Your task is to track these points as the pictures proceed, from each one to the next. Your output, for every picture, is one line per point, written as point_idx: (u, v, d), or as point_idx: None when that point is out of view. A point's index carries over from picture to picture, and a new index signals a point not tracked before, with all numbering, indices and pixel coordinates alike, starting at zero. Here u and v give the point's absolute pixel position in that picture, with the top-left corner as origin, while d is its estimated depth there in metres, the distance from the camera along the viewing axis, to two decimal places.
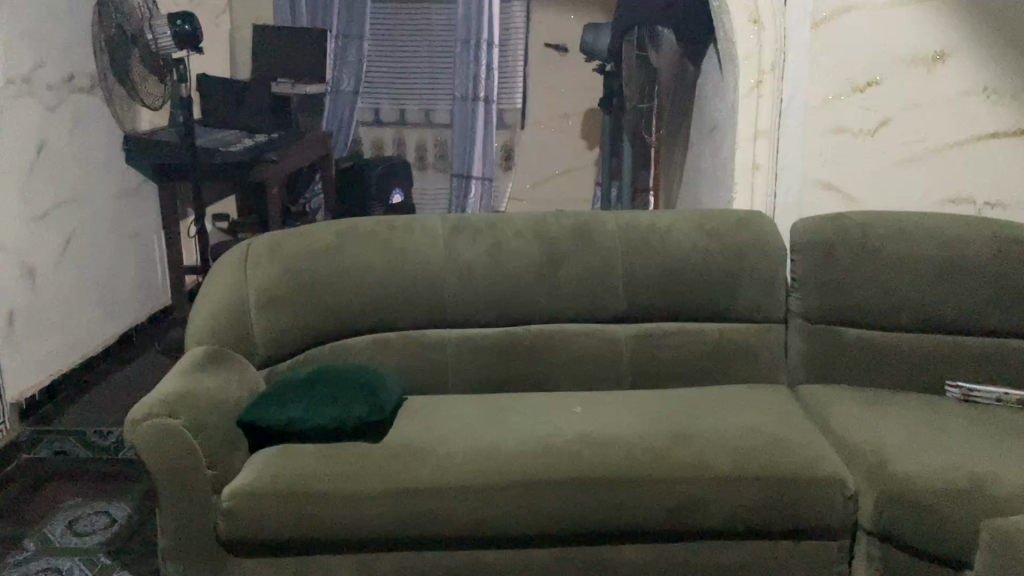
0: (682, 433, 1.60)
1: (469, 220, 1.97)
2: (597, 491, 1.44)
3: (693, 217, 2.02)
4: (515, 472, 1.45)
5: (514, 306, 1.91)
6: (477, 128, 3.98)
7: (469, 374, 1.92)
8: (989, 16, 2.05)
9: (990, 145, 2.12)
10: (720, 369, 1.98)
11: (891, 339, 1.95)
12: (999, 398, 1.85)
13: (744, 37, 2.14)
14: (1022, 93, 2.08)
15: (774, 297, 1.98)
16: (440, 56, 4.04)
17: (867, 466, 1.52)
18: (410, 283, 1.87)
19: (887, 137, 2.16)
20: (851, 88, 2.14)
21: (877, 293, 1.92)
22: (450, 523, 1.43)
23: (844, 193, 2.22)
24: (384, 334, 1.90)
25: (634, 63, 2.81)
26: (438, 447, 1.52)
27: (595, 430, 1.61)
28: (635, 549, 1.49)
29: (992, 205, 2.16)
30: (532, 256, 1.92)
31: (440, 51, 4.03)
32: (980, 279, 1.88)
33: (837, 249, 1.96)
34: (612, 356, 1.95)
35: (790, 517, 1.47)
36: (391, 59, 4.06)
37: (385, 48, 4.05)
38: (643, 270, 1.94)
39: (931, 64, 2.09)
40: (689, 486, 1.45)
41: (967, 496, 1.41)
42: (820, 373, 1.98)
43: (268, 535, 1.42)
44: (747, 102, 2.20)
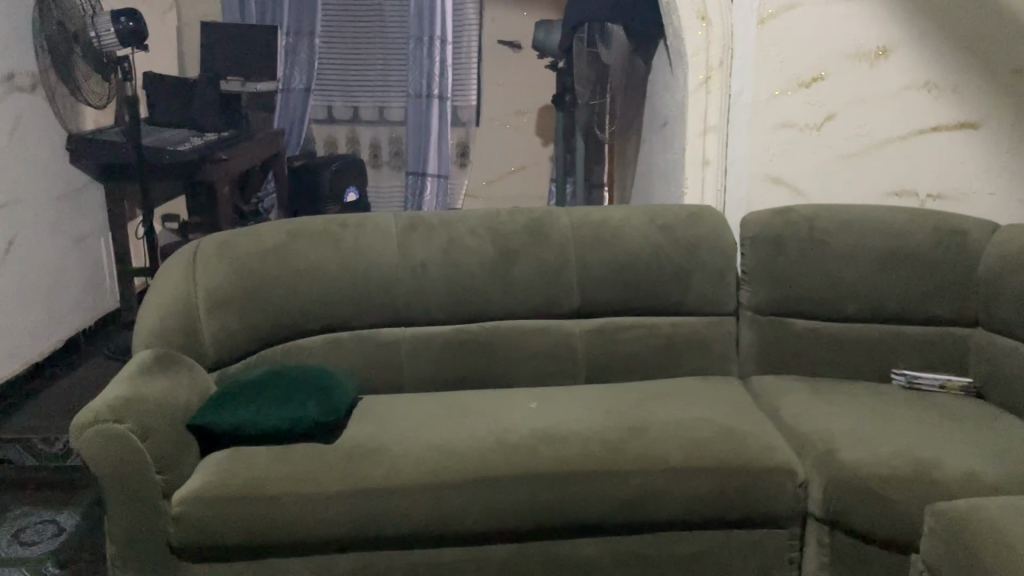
0: (636, 427, 1.62)
1: (422, 218, 1.96)
2: (553, 486, 1.45)
3: (645, 212, 2.04)
4: (471, 469, 1.46)
5: (468, 303, 1.91)
6: (432, 127, 3.89)
7: (423, 373, 1.91)
8: (928, 13, 2.09)
9: (933, 138, 2.16)
10: (673, 362, 2.00)
11: (839, 330, 1.99)
12: (942, 385, 1.91)
13: (692, 34, 2.21)
14: (964, 86, 2.12)
15: (725, 290, 2.01)
16: (393, 52, 4.02)
17: (815, 455, 1.55)
18: (364, 281, 1.86)
19: (832, 131, 2.20)
20: (797, 84, 2.18)
21: (825, 285, 1.96)
22: (407, 522, 1.42)
23: (791, 186, 2.26)
24: (337, 333, 1.89)
25: (585, 57, 2.71)
26: (394, 447, 1.52)
27: (550, 426, 1.62)
28: (591, 543, 1.50)
29: (934, 197, 2.20)
30: (486, 253, 1.92)
31: (394, 48, 4.01)
32: (922, 270, 1.93)
33: (785, 242, 1.99)
34: (566, 351, 1.96)
35: (742, 507, 1.49)
36: (343, 56, 4.02)
37: (337, 45, 4.02)
38: (596, 265, 1.95)
39: (874, 59, 2.14)
40: (644, 478, 1.47)
41: (911, 481, 1.44)
42: (770, 363, 2.02)
43: (221, 540, 1.40)
44: (696, 99, 2.26)
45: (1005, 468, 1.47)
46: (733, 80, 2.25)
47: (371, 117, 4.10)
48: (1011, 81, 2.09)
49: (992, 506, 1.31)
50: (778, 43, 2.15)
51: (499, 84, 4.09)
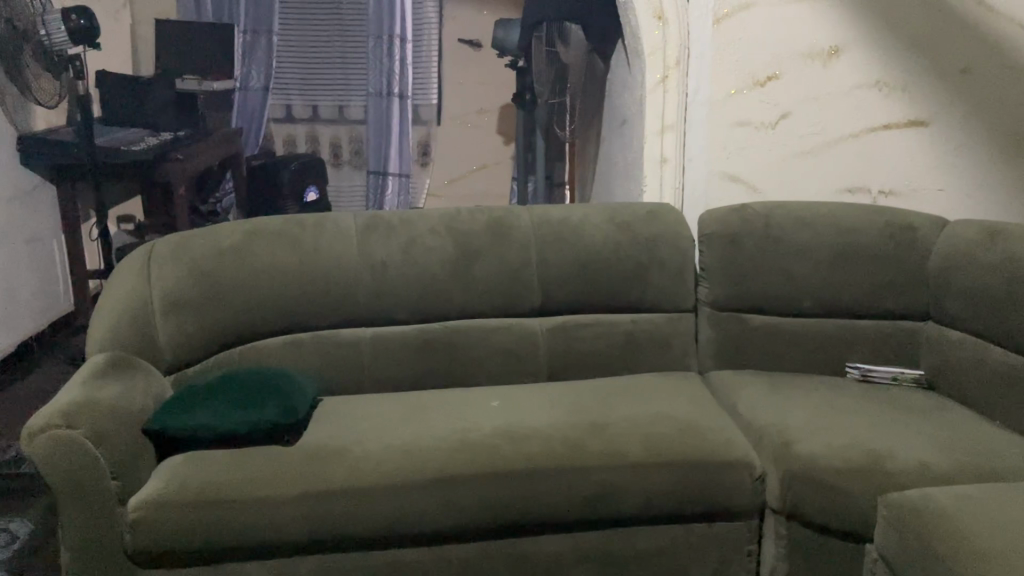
0: (597, 423, 1.63)
1: (382, 217, 1.96)
2: (515, 484, 1.45)
3: (604, 210, 2.05)
4: (433, 469, 1.46)
5: (428, 302, 1.91)
6: (392, 126, 3.86)
7: (385, 373, 1.90)
8: (877, 13, 2.13)
9: (884, 136, 2.20)
10: (633, 359, 2.02)
11: (795, 325, 2.02)
12: (894, 377, 1.96)
13: (649, 34, 2.24)
14: (913, 85, 2.16)
15: (684, 287, 2.03)
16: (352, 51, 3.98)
17: (772, 449, 1.58)
18: (324, 282, 1.85)
19: (787, 129, 2.24)
20: (752, 83, 2.21)
21: (781, 280, 1.99)
22: (369, 522, 1.41)
23: (748, 184, 2.29)
24: (296, 334, 1.88)
25: (543, 57, 2.78)
26: (355, 448, 1.51)
27: (512, 424, 1.63)
28: (553, 540, 1.51)
29: (886, 194, 2.25)
30: (447, 252, 1.92)
31: (352, 46, 3.97)
32: (875, 265, 1.97)
33: (741, 239, 2.02)
34: (527, 349, 1.96)
35: (702, 501, 1.51)
36: (301, 54, 3.99)
37: (295, 43, 3.98)
38: (556, 263, 1.96)
39: (826, 58, 2.18)
40: (606, 474, 1.48)
41: (865, 473, 1.47)
42: (728, 358, 2.04)
43: (179, 545, 1.38)
44: (654, 98, 2.29)
45: (955, 458, 1.51)
46: (689, 79, 2.29)
47: (330, 116, 4.07)
48: (958, 80, 2.12)
49: (942, 495, 1.34)
50: (733, 42, 2.18)
51: (459, 83, 4.08)
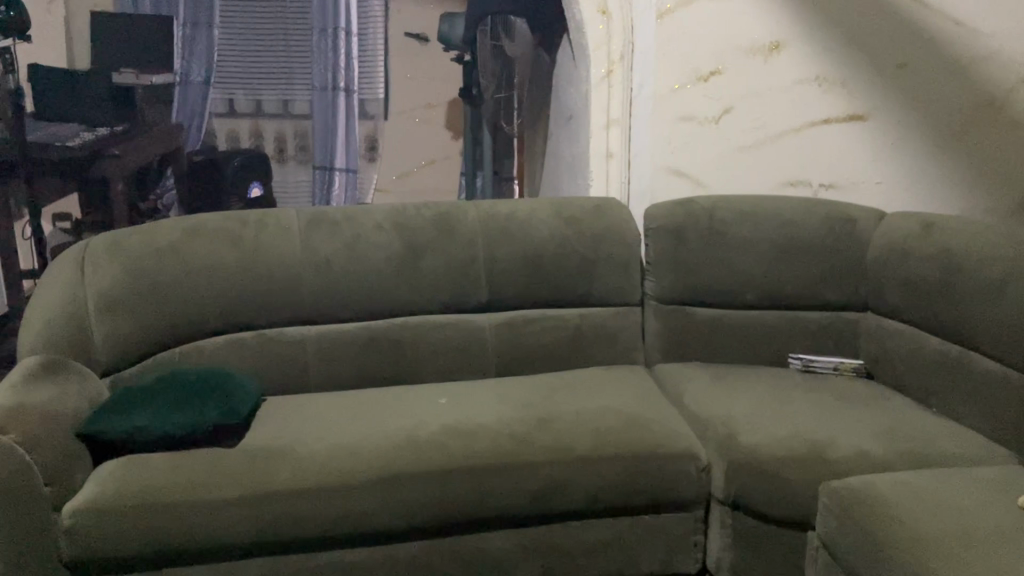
0: (544, 418, 1.64)
1: (326, 213, 1.93)
2: (462, 480, 1.45)
3: (551, 205, 2.05)
4: (379, 468, 1.44)
5: (374, 299, 1.89)
6: (339, 122, 3.57)
7: (330, 370, 1.88)
8: (816, 10, 2.17)
9: (824, 130, 2.24)
10: (581, 353, 2.02)
11: (739, 317, 2.05)
12: (837, 367, 1.99)
13: (594, 28, 2.26)
14: (851, 80, 2.20)
15: (631, 281, 2.05)
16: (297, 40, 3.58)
17: (717, 440, 1.60)
18: (266, 279, 1.82)
19: (729, 124, 2.27)
20: (695, 78, 2.24)
21: (724, 273, 2.02)
22: (314, 523, 1.39)
23: (692, 178, 2.32)
24: (239, 334, 1.84)
25: (487, 52, 2.62)
26: (299, 448, 1.49)
27: (460, 420, 1.62)
28: (502, 536, 1.51)
29: (827, 186, 2.29)
30: (392, 249, 1.90)
31: (295, 36, 3.55)
32: (816, 257, 2.01)
33: (686, 233, 2.04)
34: (475, 344, 1.96)
35: (648, 493, 1.52)
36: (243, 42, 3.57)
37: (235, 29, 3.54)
38: (503, 258, 1.96)
39: (767, 53, 2.21)
40: (552, 468, 1.48)
41: (807, 462, 1.50)
42: (674, 350, 2.07)
43: (116, 551, 1.34)
44: (599, 92, 2.31)
45: (893, 445, 1.54)
46: (634, 73, 2.30)
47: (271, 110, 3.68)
48: (895, 75, 2.16)
49: (880, 482, 1.37)
50: (676, 37, 2.21)
51: (406, 77, 3.80)
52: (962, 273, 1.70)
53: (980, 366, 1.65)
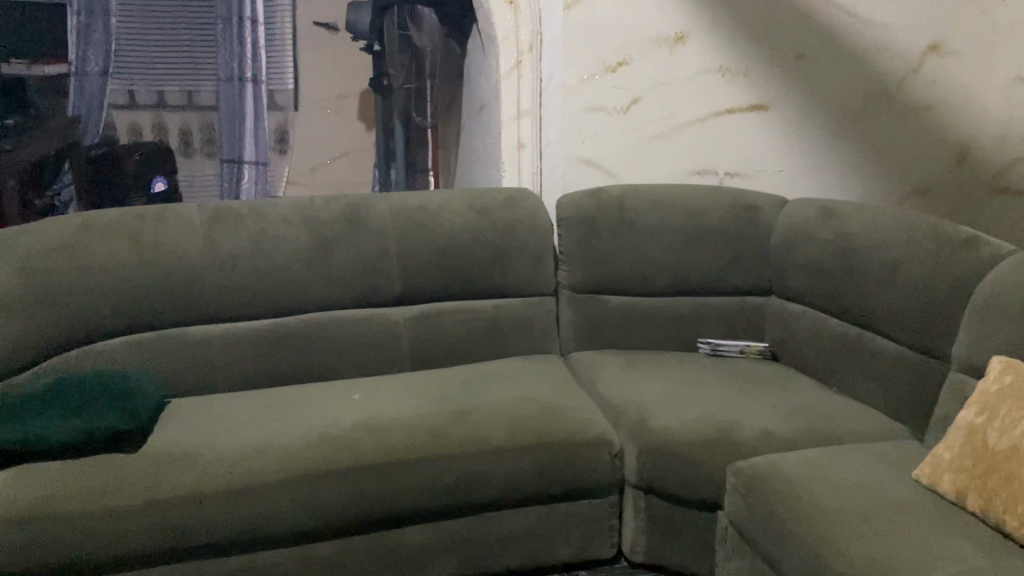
0: (460, 409, 1.63)
1: (230, 207, 1.88)
2: (377, 476, 1.43)
3: (463, 197, 2.04)
4: (291, 467, 1.41)
5: (283, 295, 1.85)
6: (246, 120, 2.76)
7: (238, 369, 1.82)
8: (717, 3, 2.23)
9: (728, 120, 2.32)
10: (496, 344, 2.02)
11: (650, 305, 2.08)
12: (743, 350, 2.06)
13: (502, 18, 2.24)
14: (753, 70, 2.29)
15: (545, 270, 2.06)
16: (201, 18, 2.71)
17: (630, 425, 1.63)
18: (167, 278, 1.76)
19: (637, 114, 2.29)
20: (603, 69, 2.23)
21: (635, 261, 2.05)
22: (223, 525, 1.36)
23: (603, 169, 2.33)
24: (140, 334, 1.77)
25: (395, 42, 2.51)
26: (206, 450, 1.45)
27: (373, 415, 1.60)
28: (419, 531, 1.50)
29: (731, 175, 2.37)
30: (301, 243, 1.86)
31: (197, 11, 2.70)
32: (722, 244, 2.06)
33: (598, 222, 2.06)
34: (389, 338, 1.93)
35: (564, 480, 1.54)
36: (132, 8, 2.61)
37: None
38: (416, 251, 1.94)
39: (672, 45, 2.25)
40: (468, 460, 1.48)
41: (717, 443, 1.54)
42: (587, 338, 2.10)
43: (9, 563, 1.28)
44: (508, 84, 2.30)
45: (796, 424, 1.60)
46: (543, 65, 2.31)
47: (173, 101, 2.81)
48: (795, 65, 2.28)
49: (785, 461, 1.41)
50: (584, 27, 2.19)
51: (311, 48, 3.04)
52: (858, 256, 1.77)
53: (876, 345, 1.72)
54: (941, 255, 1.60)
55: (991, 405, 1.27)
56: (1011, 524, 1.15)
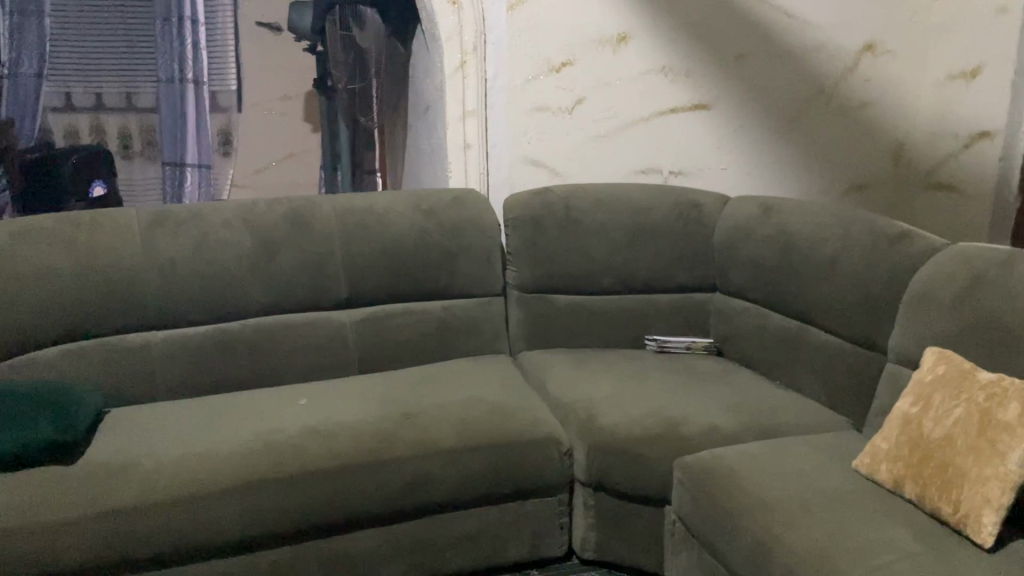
0: (408, 413, 1.62)
1: (169, 211, 1.84)
2: (325, 483, 1.42)
3: (408, 198, 2.03)
4: (235, 475, 1.39)
5: (225, 299, 1.82)
6: (188, 119, 2.57)
7: (180, 377, 1.79)
8: (660, 4, 2.26)
9: (672, 119, 2.35)
10: (445, 345, 2.02)
11: (597, 303, 2.10)
12: (688, 346, 2.08)
13: (445, 19, 2.20)
14: (694, 71, 2.33)
15: (492, 270, 2.06)
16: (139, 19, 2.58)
17: (578, 423, 1.64)
18: (105, 284, 1.71)
19: (582, 114, 2.30)
20: (547, 69, 2.24)
21: (581, 260, 2.06)
22: (167, 536, 1.33)
23: (548, 167, 2.32)
24: (78, 342, 1.72)
25: (336, 42, 2.48)
26: (147, 460, 1.42)
27: (319, 420, 1.58)
28: (368, 535, 1.49)
29: (676, 173, 2.40)
30: (244, 247, 1.84)
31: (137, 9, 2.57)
32: (667, 242, 2.08)
33: (544, 221, 2.07)
34: (336, 342, 1.91)
35: (513, 479, 1.54)
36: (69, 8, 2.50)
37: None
38: (362, 253, 1.92)
39: (615, 44, 2.26)
40: (417, 463, 1.47)
41: (663, 438, 1.55)
42: (535, 337, 2.10)
43: None
44: (452, 85, 2.24)
45: (741, 418, 1.62)
46: (487, 65, 2.24)
47: (112, 103, 2.68)
48: (736, 65, 2.34)
49: (730, 455, 1.44)
50: (527, 28, 2.20)
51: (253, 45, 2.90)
52: (799, 252, 1.81)
53: (817, 338, 1.75)
54: (877, 250, 1.64)
55: (926, 395, 1.31)
56: (946, 511, 1.18)
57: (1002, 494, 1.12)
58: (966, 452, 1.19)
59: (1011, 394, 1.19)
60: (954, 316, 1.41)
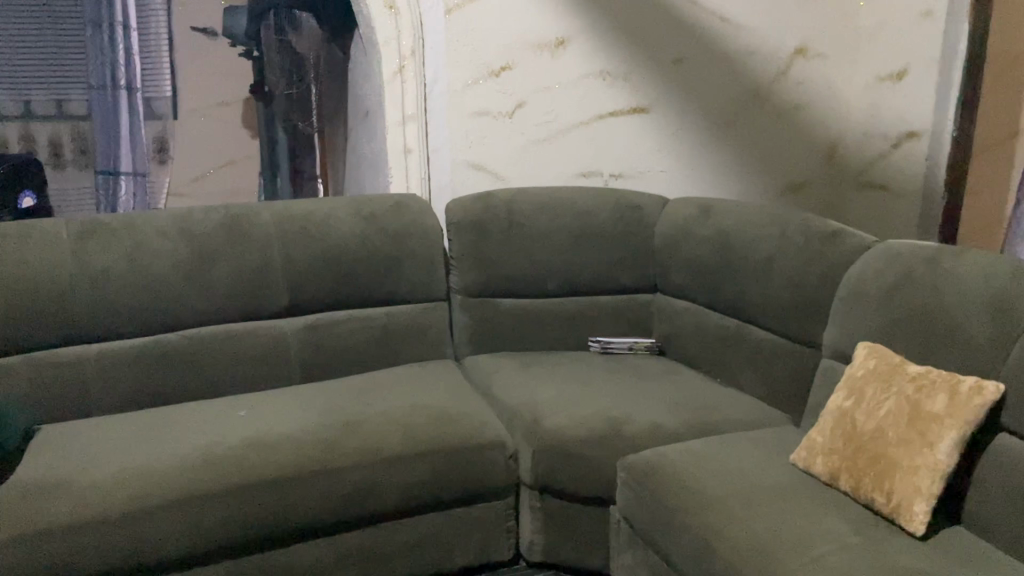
0: (351, 421, 1.61)
1: (101, 221, 1.79)
2: (267, 495, 1.39)
3: (350, 203, 2.01)
4: (175, 489, 1.36)
5: (162, 311, 1.78)
6: (121, 127, 2.43)
7: (115, 392, 1.74)
8: (596, 10, 2.28)
9: (611, 123, 2.37)
10: (388, 351, 2.00)
11: (541, 305, 2.11)
12: (631, 347, 2.10)
13: (382, 23, 2.18)
14: (632, 75, 2.35)
15: (435, 275, 2.06)
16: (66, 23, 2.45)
17: (523, 426, 1.64)
18: (32, 297, 1.66)
19: (522, 118, 2.30)
20: (488, 73, 2.23)
21: (524, 264, 2.07)
22: (101, 557, 1.29)
23: (492, 172, 2.32)
24: (6, 358, 1.66)
25: (273, 46, 2.55)
26: (80, 478, 1.38)
27: (261, 431, 1.56)
28: (312, 547, 1.47)
29: (617, 176, 2.42)
30: (179, 257, 1.80)
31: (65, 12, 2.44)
32: (608, 244, 2.10)
33: (487, 226, 2.07)
34: (277, 351, 1.89)
35: (460, 484, 1.54)
36: None
37: None
38: (303, 260, 1.90)
39: (554, 49, 2.28)
40: (362, 471, 1.46)
41: (607, 439, 1.57)
42: (480, 342, 2.10)
43: None
44: (391, 88, 2.23)
45: (683, 416, 1.64)
46: (426, 68, 2.24)
47: (40, 110, 2.50)
48: (672, 69, 2.38)
49: (673, 453, 1.46)
50: (467, 32, 2.18)
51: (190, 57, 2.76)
52: (736, 251, 1.84)
53: (755, 336, 1.79)
54: (811, 248, 1.68)
55: (858, 388, 1.34)
56: (880, 501, 1.21)
57: (932, 483, 1.16)
58: (897, 442, 1.22)
59: (938, 385, 1.23)
60: (885, 312, 1.45)
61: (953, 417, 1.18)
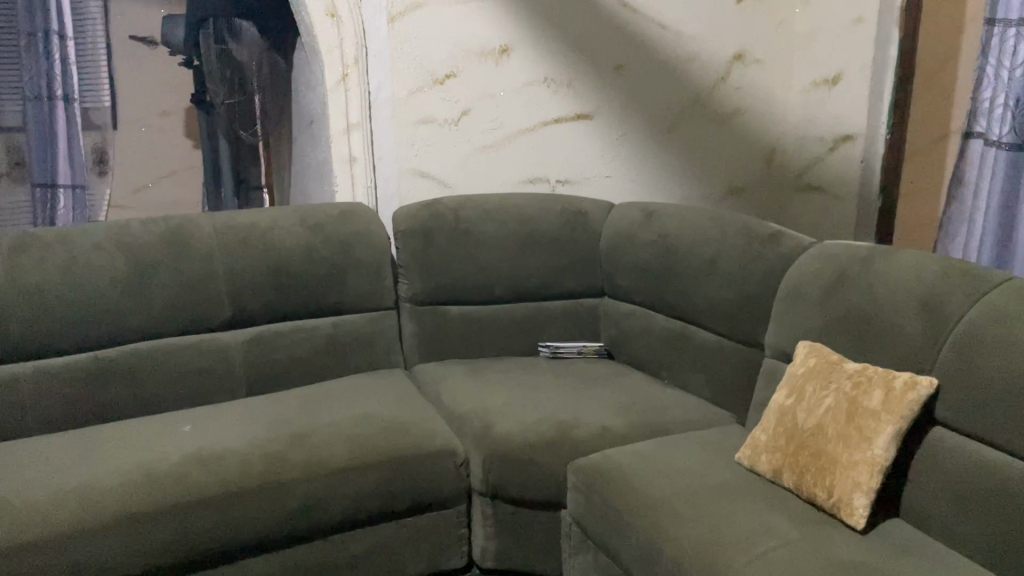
0: (299, 433, 1.59)
1: (34, 235, 1.74)
2: (214, 510, 1.37)
3: (294, 213, 1.99)
4: (117, 508, 1.33)
5: (101, 326, 1.74)
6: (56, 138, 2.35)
7: (53, 409, 1.70)
8: (539, 18, 2.30)
9: (556, 129, 2.39)
10: (337, 361, 1.99)
11: (489, 312, 2.11)
12: (580, 351, 2.13)
13: (323, 30, 2.11)
14: (574, 82, 2.38)
15: (383, 284, 2.04)
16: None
17: (473, 433, 1.64)
18: None
19: (467, 126, 2.30)
20: (431, 81, 2.23)
21: (472, 270, 2.07)
22: None
23: (438, 179, 2.32)
24: None
25: (212, 55, 2.35)
26: (15, 499, 1.33)
27: (205, 446, 1.53)
28: (261, 562, 1.44)
29: (563, 182, 2.44)
30: (117, 271, 1.76)
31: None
32: (554, 249, 2.12)
33: (434, 233, 2.07)
34: (222, 364, 1.86)
35: (410, 493, 1.53)
36: None
37: None
38: (246, 272, 1.88)
39: (497, 57, 2.29)
40: (310, 484, 1.45)
41: (556, 443, 1.58)
42: (429, 349, 2.10)
43: None
44: (335, 96, 2.17)
45: (631, 418, 1.66)
46: (371, 76, 2.20)
47: None
48: (614, 76, 2.41)
49: (621, 456, 1.47)
50: (410, 40, 2.19)
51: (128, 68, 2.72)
52: (679, 254, 1.87)
53: (699, 337, 1.82)
54: (751, 249, 1.72)
55: (798, 387, 1.38)
56: (821, 497, 1.24)
57: (870, 477, 1.19)
58: (836, 438, 1.25)
59: (874, 380, 1.26)
60: (823, 311, 1.48)
61: (889, 412, 1.21)
